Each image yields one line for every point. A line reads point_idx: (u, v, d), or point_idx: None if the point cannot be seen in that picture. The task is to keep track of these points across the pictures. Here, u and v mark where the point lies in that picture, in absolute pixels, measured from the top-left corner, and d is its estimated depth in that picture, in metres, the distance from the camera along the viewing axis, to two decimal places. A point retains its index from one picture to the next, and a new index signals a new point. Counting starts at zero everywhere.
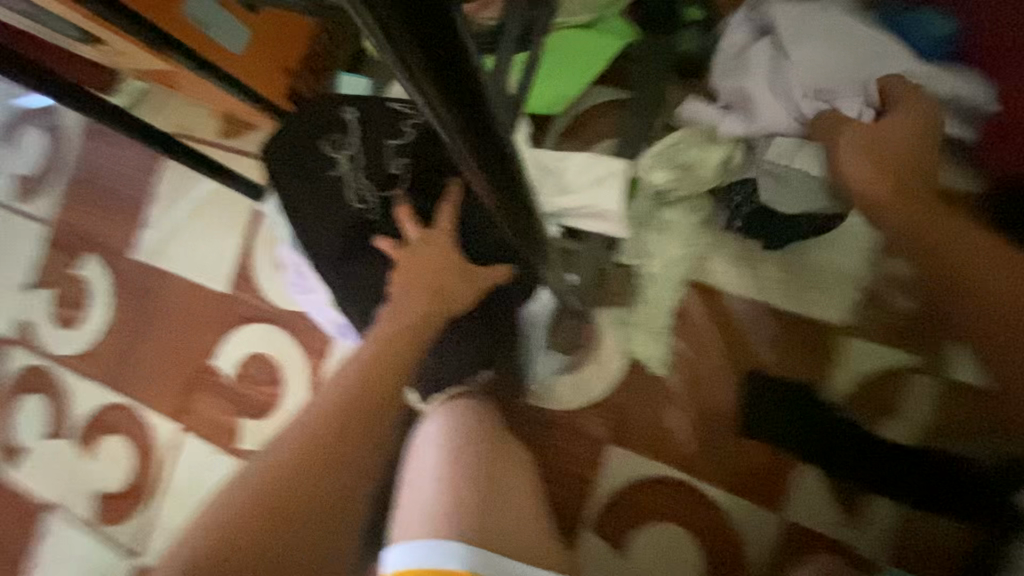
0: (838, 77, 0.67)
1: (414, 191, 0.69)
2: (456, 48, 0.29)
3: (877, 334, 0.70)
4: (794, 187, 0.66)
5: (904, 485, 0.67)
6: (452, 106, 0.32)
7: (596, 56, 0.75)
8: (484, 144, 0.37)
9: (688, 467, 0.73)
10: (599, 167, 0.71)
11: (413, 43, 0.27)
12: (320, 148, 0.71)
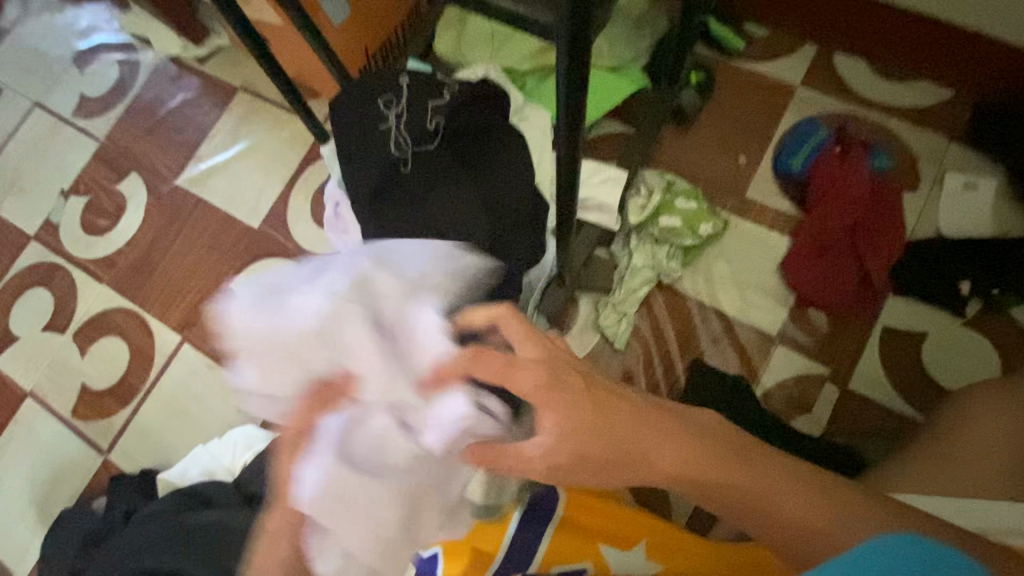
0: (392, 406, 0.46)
1: (444, 149, 0.83)
2: None
3: (801, 346, 0.86)
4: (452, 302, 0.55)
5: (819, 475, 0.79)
6: None
7: (618, 90, 0.93)
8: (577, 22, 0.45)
9: None
10: (605, 172, 0.86)
11: None
12: (374, 103, 0.84)
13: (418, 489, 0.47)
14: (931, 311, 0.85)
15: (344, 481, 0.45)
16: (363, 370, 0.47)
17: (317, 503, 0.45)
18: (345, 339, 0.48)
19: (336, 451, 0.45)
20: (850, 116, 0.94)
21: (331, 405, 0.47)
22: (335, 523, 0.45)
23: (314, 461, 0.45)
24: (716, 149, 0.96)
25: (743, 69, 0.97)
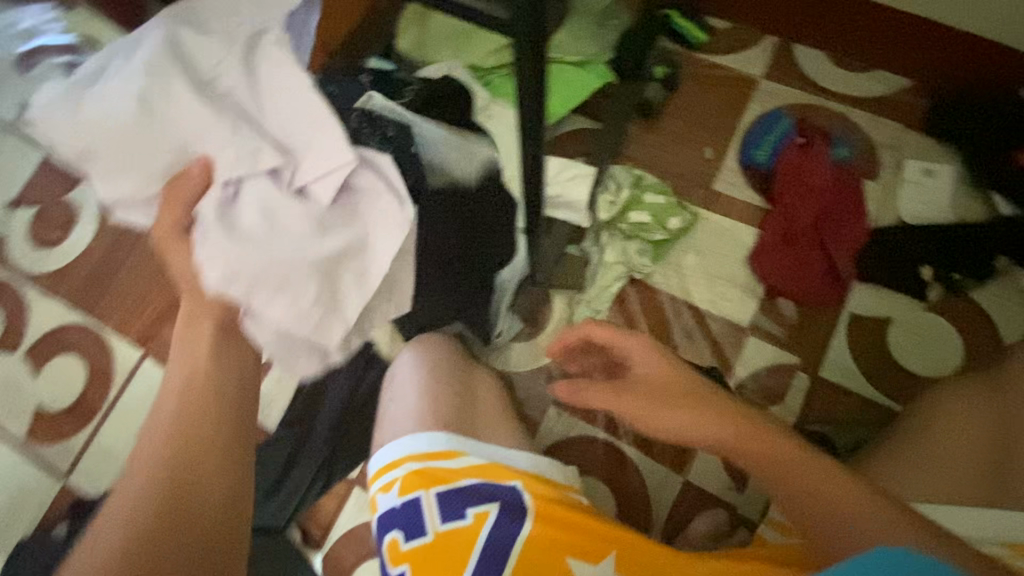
0: (269, 198, 0.63)
1: None
2: None
3: (773, 337, 0.87)
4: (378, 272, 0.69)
5: None
6: None
7: (583, 87, 0.93)
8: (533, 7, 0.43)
9: (611, 430, 0.86)
10: (572, 168, 0.86)
11: None
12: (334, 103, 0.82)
13: (332, 262, 0.65)
14: (895, 298, 0.87)
15: (233, 255, 0.62)
16: (216, 154, 0.63)
17: (221, 227, 0.63)
18: (163, 115, 0.63)
19: (213, 204, 0.64)
20: (813, 107, 0.95)
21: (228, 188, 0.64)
22: (266, 300, 0.64)
23: (207, 215, 0.64)
24: (685, 142, 0.96)
25: (707, 62, 0.98)
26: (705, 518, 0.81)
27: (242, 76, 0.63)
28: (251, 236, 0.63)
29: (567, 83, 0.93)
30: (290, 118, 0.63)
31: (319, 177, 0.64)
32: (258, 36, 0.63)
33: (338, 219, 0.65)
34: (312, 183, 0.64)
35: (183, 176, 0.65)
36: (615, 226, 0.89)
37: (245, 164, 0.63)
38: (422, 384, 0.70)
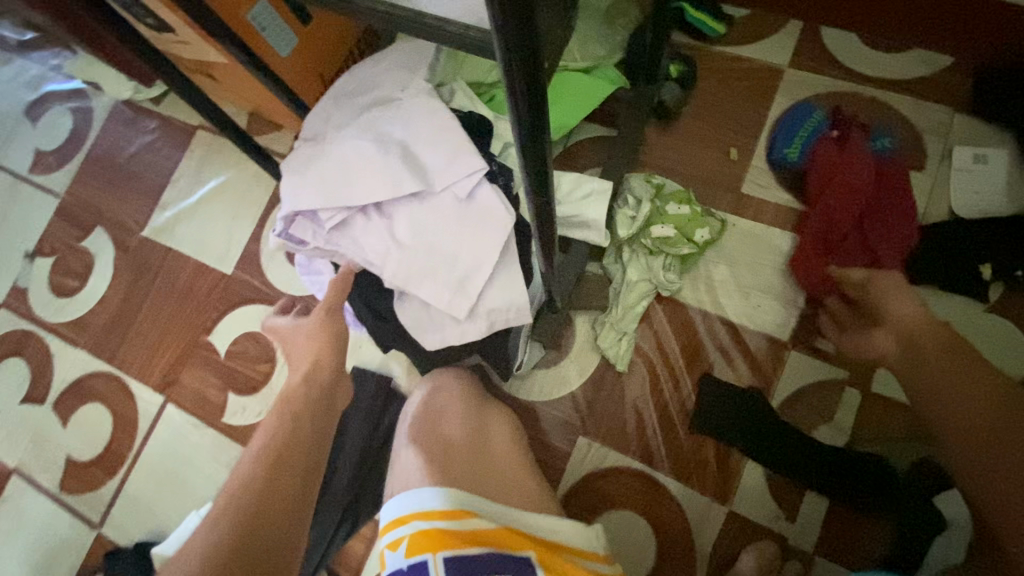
0: (406, 223, 0.67)
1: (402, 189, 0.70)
2: None
3: (816, 352, 0.81)
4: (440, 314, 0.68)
5: (837, 486, 0.76)
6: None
7: (589, 94, 0.85)
8: (525, 51, 0.37)
9: (645, 459, 0.81)
10: (587, 185, 0.79)
11: None
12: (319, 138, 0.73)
13: (470, 262, 0.66)
14: (950, 299, 0.80)
15: (385, 269, 0.67)
16: (359, 181, 0.67)
17: (385, 234, 0.67)
18: (328, 158, 0.68)
19: (393, 215, 0.67)
20: (846, 95, 0.87)
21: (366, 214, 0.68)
22: (427, 261, 0.66)
23: (375, 231, 0.67)
24: (706, 144, 0.89)
25: (725, 55, 0.91)
26: (751, 550, 0.75)
27: (398, 108, 0.69)
28: (391, 184, 0.66)
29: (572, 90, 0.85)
30: (428, 145, 0.67)
31: (486, 202, 0.65)
32: (411, 78, 0.71)
33: (471, 233, 0.65)
34: (450, 197, 0.66)
35: (334, 185, 0.67)
36: (637, 243, 0.83)
37: (383, 185, 0.66)
38: (437, 433, 0.67)
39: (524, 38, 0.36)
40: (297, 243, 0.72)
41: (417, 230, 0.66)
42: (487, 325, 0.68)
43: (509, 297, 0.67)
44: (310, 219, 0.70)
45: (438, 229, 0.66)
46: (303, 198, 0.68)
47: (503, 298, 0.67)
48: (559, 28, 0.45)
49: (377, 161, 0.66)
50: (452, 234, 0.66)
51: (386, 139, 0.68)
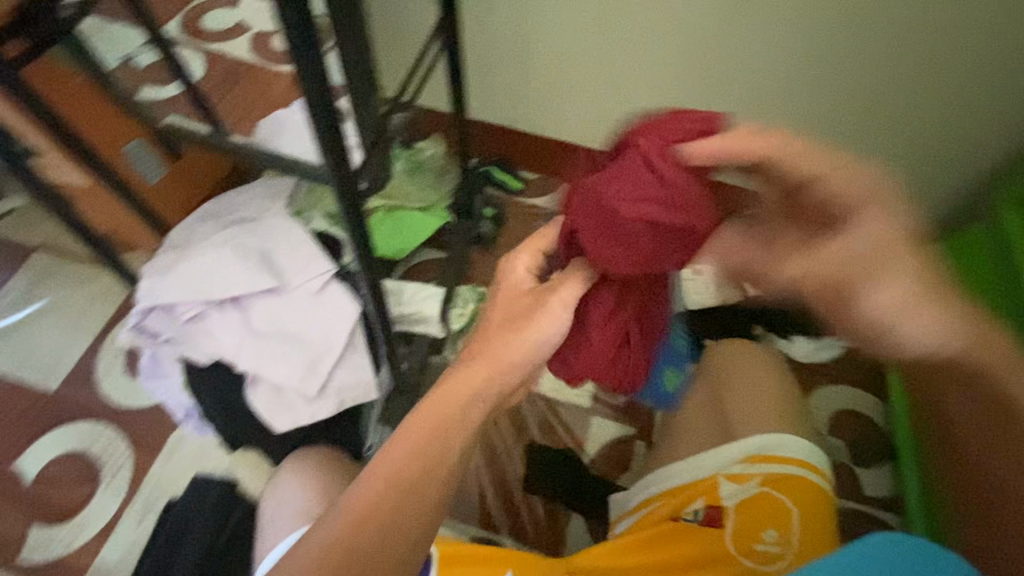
0: (260, 317, 0.78)
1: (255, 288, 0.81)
2: (335, 108, 0.52)
3: (612, 414, 1.02)
4: (289, 396, 0.78)
5: None
6: (328, 139, 0.53)
7: (426, 226, 1.11)
8: (343, 173, 0.57)
9: (488, 525, 0.92)
10: (426, 291, 1.02)
11: (312, 96, 0.50)
12: (178, 246, 0.82)
13: (319, 348, 0.79)
14: None
15: (239, 355, 0.77)
16: (216, 281, 0.78)
17: (241, 324, 0.77)
18: (186, 263, 0.79)
19: (250, 308, 0.78)
20: None
21: (222, 310, 0.78)
22: (279, 349, 0.77)
23: (232, 323, 0.77)
24: (516, 264, 1.17)
25: (525, 202, 1.24)
26: None
27: (257, 225, 0.83)
28: (248, 284, 0.78)
29: (409, 223, 1.10)
30: (285, 253, 0.81)
31: (333, 298, 0.80)
32: (271, 204, 0.87)
33: (322, 323, 0.79)
34: (301, 293, 0.79)
35: (192, 286, 0.77)
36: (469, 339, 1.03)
37: (239, 286, 0.78)
38: (306, 494, 0.72)
39: (343, 165, 0.56)
40: (150, 337, 0.79)
41: (271, 323, 0.78)
42: (337, 401, 0.79)
43: (355, 377, 0.80)
44: (166, 313, 0.77)
45: (292, 322, 0.79)
46: (159, 295, 0.77)
47: (350, 378, 0.80)
48: (376, 164, 0.69)
49: (235, 265, 0.79)
50: (304, 325, 0.79)
51: (246, 246, 0.81)
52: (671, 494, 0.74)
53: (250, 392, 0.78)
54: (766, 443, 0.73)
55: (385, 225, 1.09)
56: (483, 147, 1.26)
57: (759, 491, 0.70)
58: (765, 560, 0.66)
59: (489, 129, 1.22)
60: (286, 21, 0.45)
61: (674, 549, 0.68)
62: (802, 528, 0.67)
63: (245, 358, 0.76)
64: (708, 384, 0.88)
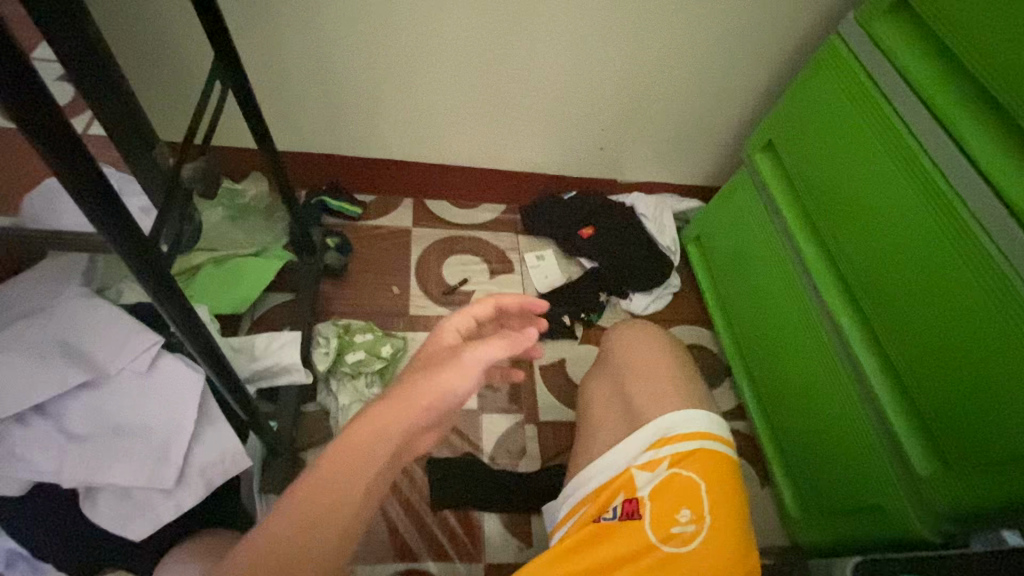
0: (77, 417, 0.67)
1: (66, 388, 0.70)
2: (101, 178, 0.48)
3: (498, 408, 1.06)
4: (140, 495, 0.68)
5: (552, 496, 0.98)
6: (100, 211, 0.49)
7: (265, 270, 1.03)
8: (131, 243, 0.53)
9: (405, 554, 0.89)
10: (280, 338, 0.93)
11: (66, 170, 0.45)
12: None
13: (165, 431, 0.70)
14: (560, 343, 1.16)
15: (58, 469, 0.64)
16: (4, 390, 0.64)
17: (53, 432, 0.65)
18: None
19: (62, 410, 0.67)
20: (455, 235, 1.26)
21: (21, 424, 0.65)
22: (112, 447, 0.67)
23: (40, 434, 0.65)
24: (372, 288, 1.15)
25: (366, 225, 1.23)
26: None
27: (50, 315, 0.71)
28: (50, 384, 0.65)
29: (245, 271, 1.02)
30: (93, 338, 0.70)
31: (167, 375, 0.72)
32: (63, 287, 0.75)
33: (161, 403, 0.71)
34: (126, 379, 0.70)
35: None
36: (340, 375, 0.99)
37: (38, 388, 0.65)
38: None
39: (138, 243, 0.54)
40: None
41: (94, 420, 0.67)
42: (201, 484, 0.71)
43: (216, 452, 0.73)
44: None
45: (122, 412, 0.69)
46: None
47: (210, 453, 0.72)
48: (176, 223, 0.65)
49: (24, 365, 0.66)
50: (139, 410, 0.69)
51: (36, 341, 0.68)
52: (594, 496, 0.70)
53: (87, 507, 0.66)
54: (666, 425, 0.70)
55: (216, 281, 0.99)
56: (308, 179, 1.22)
57: (669, 472, 0.66)
58: (682, 543, 0.60)
59: (309, 160, 1.18)
60: (6, 97, 0.40)
61: (594, 550, 0.62)
62: (712, 504, 0.63)
63: (68, 470, 0.65)
64: (612, 372, 0.86)
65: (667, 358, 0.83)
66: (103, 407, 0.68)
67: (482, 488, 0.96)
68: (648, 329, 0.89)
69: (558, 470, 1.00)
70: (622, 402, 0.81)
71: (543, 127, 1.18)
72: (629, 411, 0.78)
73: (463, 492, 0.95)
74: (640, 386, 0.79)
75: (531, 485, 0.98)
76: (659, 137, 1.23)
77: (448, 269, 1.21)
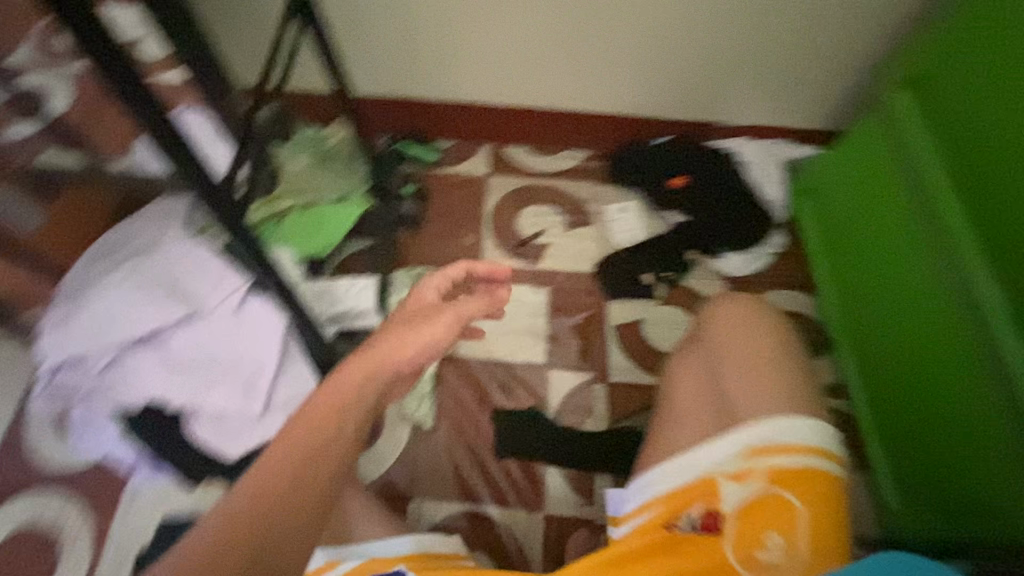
0: (181, 347, 0.74)
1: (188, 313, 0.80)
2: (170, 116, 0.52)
3: (567, 365, 1.04)
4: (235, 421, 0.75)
5: (618, 458, 0.96)
6: (176, 151, 0.53)
7: (347, 214, 1.06)
8: (206, 186, 0.56)
9: (469, 497, 0.93)
10: (357, 283, 0.97)
11: (139, 106, 0.50)
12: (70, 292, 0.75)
13: (255, 364, 0.76)
14: (640, 301, 1.11)
15: (169, 392, 0.72)
16: (123, 320, 0.72)
17: (161, 359, 0.73)
18: (85, 310, 0.73)
19: (167, 339, 0.74)
20: (533, 184, 1.21)
21: (137, 351, 0.73)
22: (210, 376, 0.74)
23: (151, 361, 0.72)
24: (448, 236, 1.15)
25: (444, 172, 1.21)
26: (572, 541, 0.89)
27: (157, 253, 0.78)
28: (160, 317, 0.73)
29: (328, 215, 1.05)
30: (192, 276, 0.77)
31: (255, 313, 0.78)
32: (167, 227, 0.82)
33: (251, 338, 0.77)
34: (221, 314, 0.76)
35: (95, 330, 0.71)
36: None
37: (150, 319, 0.73)
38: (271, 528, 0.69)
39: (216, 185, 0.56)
40: (64, 395, 0.73)
41: (195, 351, 0.74)
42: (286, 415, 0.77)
43: (298, 384, 0.78)
44: (74, 366, 0.71)
45: (217, 344, 0.75)
46: (57, 349, 0.70)
47: (293, 388, 0.78)
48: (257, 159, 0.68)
49: (139, 299, 0.74)
50: (232, 344, 0.76)
51: (146, 277, 0.75)
52: (666, 499, 0.63)
53: (191, 429, 0.74)
54: (769, 433, 0.62)
55: (302, 224, 1.03)
56: (389, 124, 1.21)
57: (762, 491, 0.61)
58: (768, 570, 0.57)
59: (390, 105, 1.18)
60: (81, 34, 0.44)
61: (668, 562, 0.59)
62: (812, 528, 0.58)
63: (177, 394, 0.73)
64: (699, 352, 0.78)
65: (771, 343, 0.73)
66: (202, 340, 0.75)
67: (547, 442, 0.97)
68: (750, 308, 0.78)
69: (626, 434, 0.98)
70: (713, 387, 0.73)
71: (633, 64, 1.08)
72: (719, 397, 0.71)
73: (526, 444, 0.96)
74: (737, 371, 0.71)
75: (597, 444, 0.97)
76: (765, 74, 1.08)
77: (524, 220, 1.18)
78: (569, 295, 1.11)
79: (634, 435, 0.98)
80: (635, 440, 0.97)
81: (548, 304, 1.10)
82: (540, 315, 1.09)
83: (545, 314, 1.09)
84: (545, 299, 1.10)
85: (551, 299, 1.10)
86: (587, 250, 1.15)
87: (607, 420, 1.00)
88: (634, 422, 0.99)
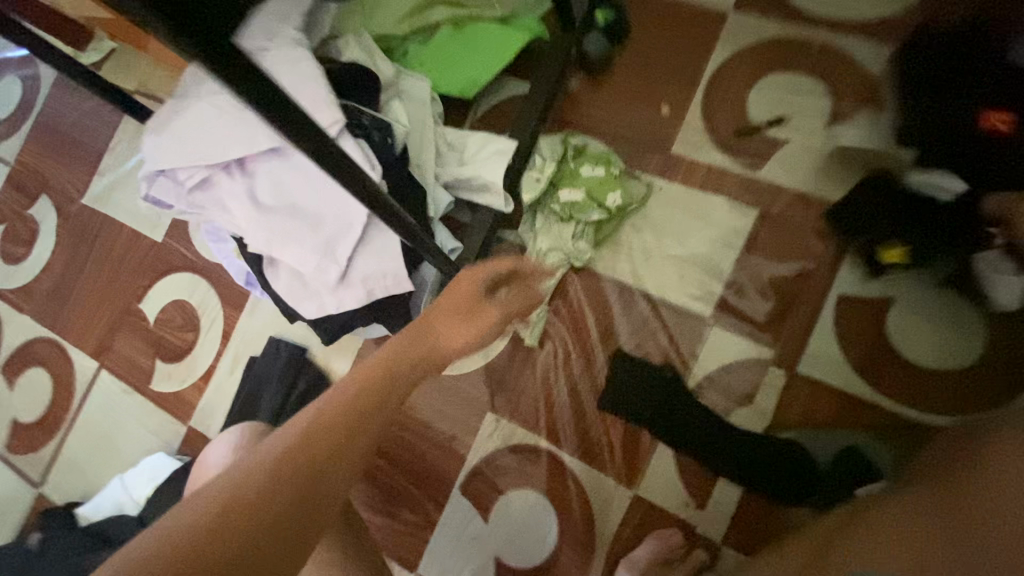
0: (273, 184, 0.63)
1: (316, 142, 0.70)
2: None
3: (738, 327, 0.74)
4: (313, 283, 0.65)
5: (758, 475, 0.69)
6: None
7: (507, 44, 0.78)
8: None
9: (552, 438, 0.77)
10: (492, 145, 0.74)
11: None
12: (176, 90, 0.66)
13: (342, 223, 0.63)
14: (896, 274, 0.70)
15: (252, 232, 0.63)
16: (212, 138, 0.61)
17: (248, 194, 0.63)
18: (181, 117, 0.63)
19: (256, 172, 0.63)
20: (792, 42, 0.77)
21: (228, 177, 0.63)
22: (293, 226, 0.63)
23: (239, 192, 0.63)
24: (636, 100, 0.82)
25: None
26: (653, 540, 0.70)
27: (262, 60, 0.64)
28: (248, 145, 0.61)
29: (484, 41, 0.79)
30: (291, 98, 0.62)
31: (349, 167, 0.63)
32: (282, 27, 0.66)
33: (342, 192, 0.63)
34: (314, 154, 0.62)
35: (187, 145, 0.62)
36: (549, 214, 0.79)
37: (238, 143, 0.61)
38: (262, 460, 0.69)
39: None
40: (164, 207, 0.67)
41: (284, 192, 0.63)
42: (363, 292, 0.65)
43: (381, 260, 0.65)
44: (170, 178, 0.64)
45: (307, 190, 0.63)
46: (154, 158, 0.63)
47: (376, 263, 0.65)
48: None
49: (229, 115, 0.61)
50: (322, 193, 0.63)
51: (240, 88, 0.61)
52: None
53: (273, 278, 0.66)
54: None
55: (450, 49, 0.79)
56: None
57: None
58: None
59: None
60: None
61: None
62: None
63: (260, 236, 0.63)
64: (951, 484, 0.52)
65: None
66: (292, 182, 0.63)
67: (669, 414, 0.73)
68: None
69: (782, 449, 0.69)
70: (939, 522, 0.47)
71: None
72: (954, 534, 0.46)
73: (641, 408, 0.74)
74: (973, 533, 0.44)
75: (736, 447, 0.70)
76: None
77: (758, 97, 0.77)
78: (783, 228, 0.74)
79: (790, 452, 0.69)
80: (791, 461, 0.68)
81: (746, 233, 0.75)
82: (728, 245, 0.76)
83: (735, 246, 0.75)
84: (747, 225, 0.75)
85: (753, 227, 0.75)
86: (843, 167, 0.73)
87: (764, 419, 0.71)
88: (802, 438, 0.70)
